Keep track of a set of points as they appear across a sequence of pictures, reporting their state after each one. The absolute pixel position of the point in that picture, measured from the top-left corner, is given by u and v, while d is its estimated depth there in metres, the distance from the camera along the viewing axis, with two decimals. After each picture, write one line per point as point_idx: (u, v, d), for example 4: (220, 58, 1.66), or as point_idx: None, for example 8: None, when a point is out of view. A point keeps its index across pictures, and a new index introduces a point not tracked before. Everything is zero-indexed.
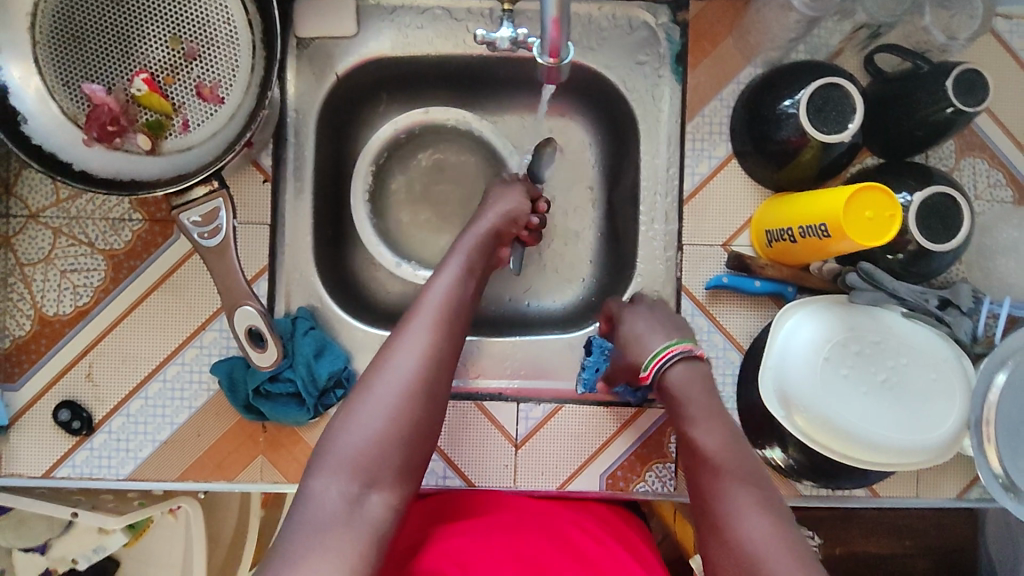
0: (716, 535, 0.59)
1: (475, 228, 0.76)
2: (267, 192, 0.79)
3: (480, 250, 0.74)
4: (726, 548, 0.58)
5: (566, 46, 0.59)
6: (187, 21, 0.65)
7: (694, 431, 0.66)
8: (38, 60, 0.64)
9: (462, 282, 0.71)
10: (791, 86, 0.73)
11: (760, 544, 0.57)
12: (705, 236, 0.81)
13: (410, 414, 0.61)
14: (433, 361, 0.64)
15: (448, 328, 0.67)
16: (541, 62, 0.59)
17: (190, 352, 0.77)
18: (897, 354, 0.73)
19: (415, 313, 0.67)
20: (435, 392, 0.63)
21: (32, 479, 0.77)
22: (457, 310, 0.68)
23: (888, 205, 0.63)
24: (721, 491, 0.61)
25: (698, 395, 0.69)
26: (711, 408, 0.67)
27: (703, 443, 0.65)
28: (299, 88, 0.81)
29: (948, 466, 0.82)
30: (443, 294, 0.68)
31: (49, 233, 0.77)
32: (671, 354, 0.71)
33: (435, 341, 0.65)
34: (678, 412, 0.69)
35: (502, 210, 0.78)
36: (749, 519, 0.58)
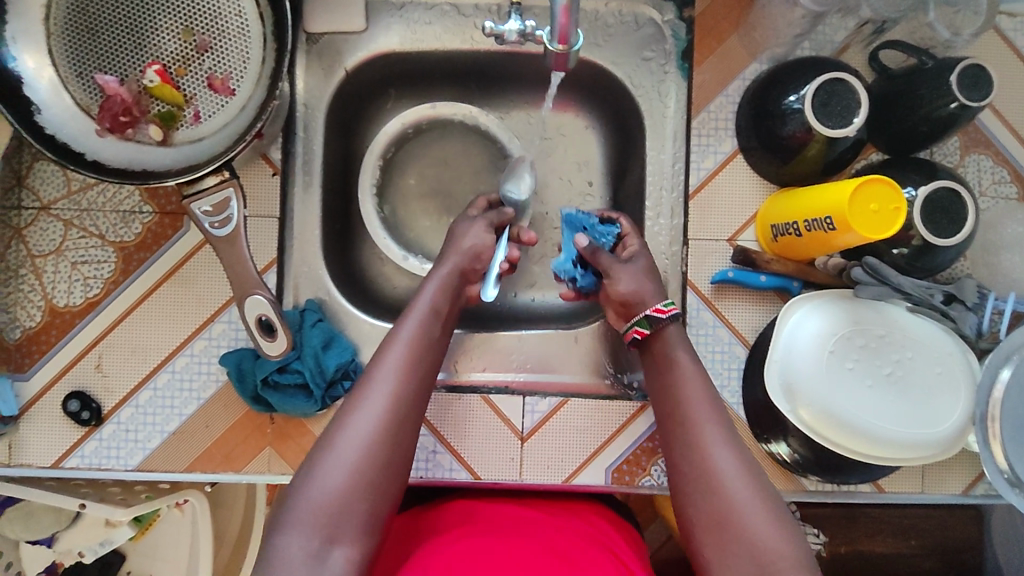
0: (687, 470, 0.61)
1: (439, 270, 0.74)
2: (277, 185, 0.79)
3: (446, 291, 0.72)
4: (696, 483, 0.60)
5: (576, 33, 0.59)
6: (199, 14, 0.66)
7: (673, 374, 0.67)
8: (52, 51, 0.64)
9: (429, 324, 0.69)
10: (796, 81, 0.73)
11: (730, 480, 0.59)
12: (711, 231, 0.81)
13: (372, 467, 0.59)
14: (398, 411, 0.62)
15: (414, 373, 0.64)
16: (551, 50, 0.59)
17: (199, 343, 0.78)
18: (902, 348, 0.73)
19: (381, 358, 0.65)
20: (399, 443, 0.61)
21: (39, 469, 0.77)
22: (424, 354, 0.66)
23: (892, 198, 0.64)
24: (694, 430, 0.63)
25: (679, 343, 0.70)
26: (690, 355, 0.69)
27: (681, 386, 0.66)
28: (308, 84, 0.82)
29: (954, 462, 0.82)
30: (408, 339, 0.66)
31: (60, 226, 0.78)
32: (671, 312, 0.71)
33: (401, 390, 0.63)
34: (659, 357, 0.69)
35: (461, 246, 0.76)
36: (721, 456, 0.61)
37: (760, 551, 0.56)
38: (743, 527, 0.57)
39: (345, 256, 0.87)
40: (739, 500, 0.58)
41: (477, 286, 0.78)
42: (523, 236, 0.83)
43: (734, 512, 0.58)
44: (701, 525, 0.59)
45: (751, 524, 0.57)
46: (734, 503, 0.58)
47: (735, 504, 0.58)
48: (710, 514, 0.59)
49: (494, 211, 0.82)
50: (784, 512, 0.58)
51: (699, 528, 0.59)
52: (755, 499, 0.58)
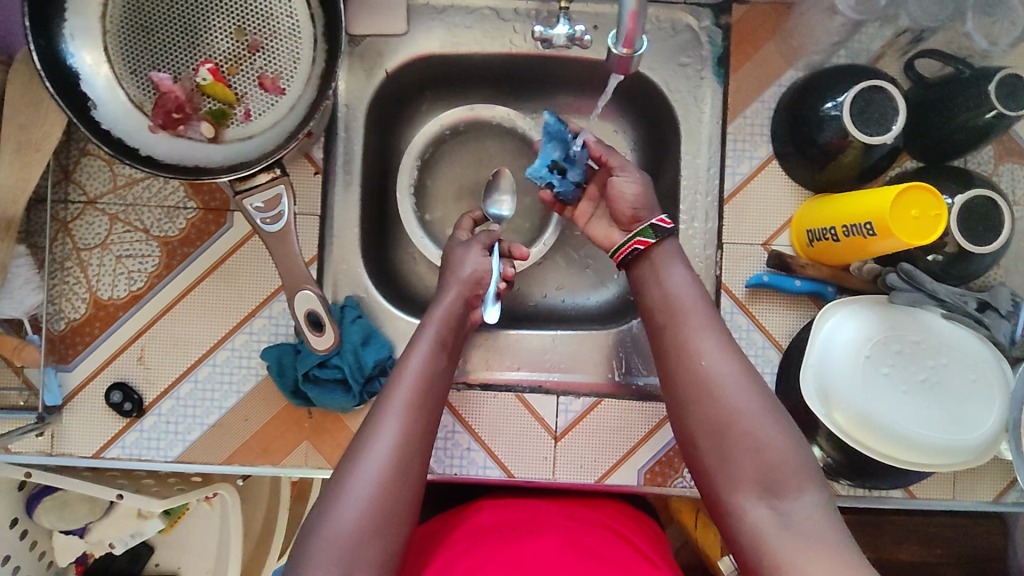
0: (688, 379, 0.64)
1: (443, 301, 0.74)
2: (318, 183, 0.81)
3: (450, 322, 0.73)
4: (697, 392, 0.63)
5: (641, 38, 0.59)
6: (252, 15, 0.68)
7: (665, 288, 0.69)
8: (109, 48, 0.66)
9: (434, 358, 0.69)
10: (833, 88, 0.74)
11: (730, 385, 0.62)
12: (745, 236, 0.83)
13: (382, 509, 0.60)
14: (407, 451, 0.62)
15: (422, 411, 0.65)
16: (614, 54, 0.60)
17: (240, 338, 0.79)
18: (937, 354, 0.73)
19: (390, 395, 0.65)
20: (407, 484, 0.62)
21: (81, 459, 0.78)
22: (431, 391, 0.67)
23: (934, 205, 0.64)
24: (690, 339, 0.65)
25: (669, 257, 0.71)
26: (683, 268, 0.71)
27: (676, 299, 0.68)
28: (350, 85, 0.83)
29: (985, 471, 0.82)
30: (415, 376, 0.67)
31: (106, 220, 0.79)
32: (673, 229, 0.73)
33: (410, 427, 0.64)
34: (650, 274, 0.71)
35: (462, 273, 0.76)
36: (720, 363, 0.63)
37: (762, 451, 0.59)
38: (744, 428, 0.60)
39: (381, 255, 0.88)
40: (740, 403, 0.61)
41: (478, 308, 0.78)
42: (513, 251, 0.82)
43: (736, 415, 0.61)
44: (704, 431, 0.62)
45: (752, 425, 0.60)
46: (735, 406, 0.61)
47: (736, 407, 0.61)
48: (712, 419, 0.62)
49: (484, 232, 0.80)
50: (781, 411, 0.62)
51: (702, 434, 0.62)
52: (755, 401, 0.61)
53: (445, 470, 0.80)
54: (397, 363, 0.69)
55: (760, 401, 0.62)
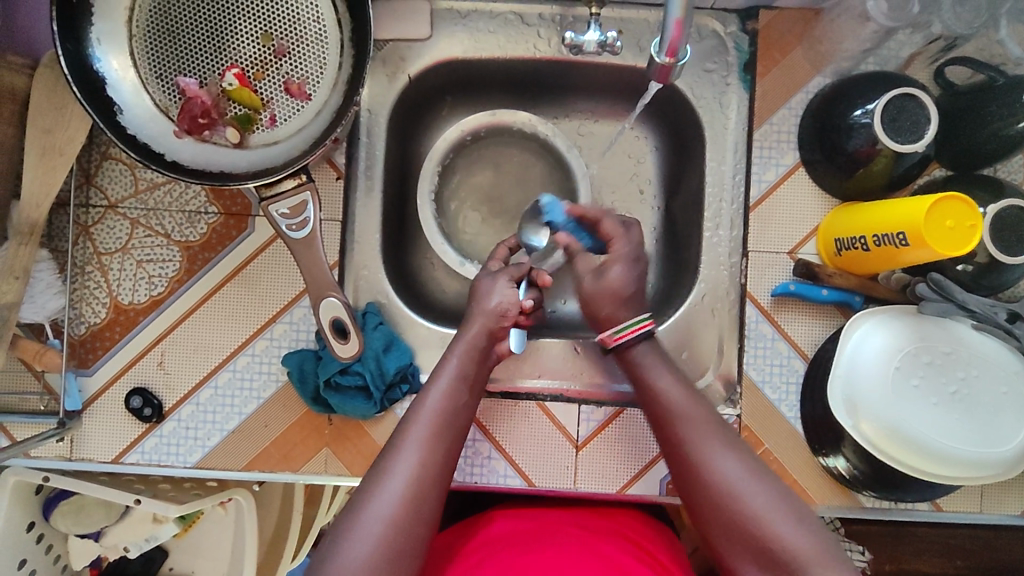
0: (695, 486, 0.64)
1: (465, 335, 0.73)
2: (340, 189, 0.81)
3: (473, 356, 0.71)
4: (706, 497, 0.63)
5: (683, 48, 0.60)
6: (279, 20, 0.67)
7: (658, 392, 0.70)
8: (135, 52, 0.66)
9: (455, 393, 0.68)
10: (864, 95, 0.73)
11: (737, 482, 0.62)
12: (770, 243, 0.82)
13: (396, 544, 0.58)
14: (423, 486, 0.61)
15: (440, 446, 0.64)
16: (657, 63, 0.61)
17: (260, 343, 0.79)
18: (968, 366, 0.72)
19: (408, 428, 0.65)
20: (422, 518, 0.60)
21: (100, 464, 0.78)
22: (450, 425, 0.66)
23: (969, 215, 0.63)
24: (691, 444, 0.66)
25: (654, 359, 0.72)
26: (663, 363, 0.72)
27: (670, 403, 0.69)
28: (373, 90, 0.82)
29: (1012, 484, 0.81)
30: (435, 410, 0.66)
31: (126, 224, 0.79)
32: (643, 329, 0.73)
33: (427, 464, 0.62)
34: (640, 378, 0.72)
35: (489, 305, 0.75)
36: (724, 463, 0.63)
37: (783, 552, 0.58)
38: (761, 531, 0.60)
39: (401, 261, 0.88)
40: (753, 504, 0.61)
41: (504, 343, 0.76)
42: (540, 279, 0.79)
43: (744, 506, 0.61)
44: (721, 537, 0.62)
45: (769, 526, 0.59)
46: (748, 507, 0.61)
47: (750, 509, 0.61)
48: (722, 513, 0.62)
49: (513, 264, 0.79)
50: (798, 507, 0.61)
51: (721, 540, 0.62)
52: (768, 500, 0.61)
53: (464, 477, 0.79)
54: (417, 396, 0.68)
55: (767, 484, 0.62)
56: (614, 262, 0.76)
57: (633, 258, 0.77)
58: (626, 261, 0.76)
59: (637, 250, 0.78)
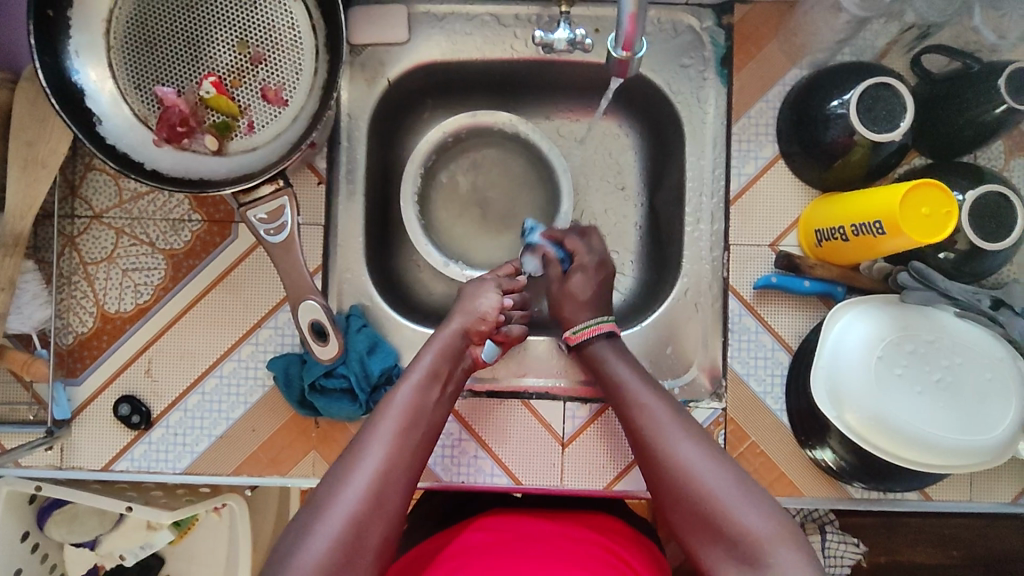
0: (655, 469, 0.66)
1: (442, 331, 0.74)
2: (322, 194, 0.82)
3: (447, 353, 0.73)
4: (666, 480, 0.65)
5: (640, 41, 0.61)
6: (254, 28, 0.68)
7: (619, 381, 0.72)
8: (113, 63, 0.66)
9: (425, 389, 0.69)
10: (840, 86, 0.73)
11: (697, 466, 0.64)
12: (752, 236, 0.82)
13: (355, 539, 0.59)
14: (387, 482, 0.62)
15: (407, 441, 0.65)
16: (614, 57, 0.62)
17: (246, 349, 0.79)
18: (951, 354, 0.72)
19: (377, 423, 0.65)
20: (385, 514, 0.61)
21: (91, 472, 0.79)
22: (419, 422, 0.67)
23: (944, 202, 0.63)
24: (650, 428, 0.68)
25: (615, 351, 0.75)
26: (623, 360, 0.75)
27: (631, 392, 0.71)
28: (352, 95, 0.83)
29: (1002, 471, 0.80)
30: (404, 406, 0.67)
31: (112, 234, 0.80)
32: (601, 329, 0.76)
33: (392, 460, 0.63)
34: (600, 370, 0.75)
35: (474, 307, 0.76)
36: (683, 447, 0.65)
37: (737, 529, 0.59)
38: (721, 514, 0.61)
39: (385, 263, 0.88)
40: (708, 484, 0.62)
41: (479, 348, 0.76)
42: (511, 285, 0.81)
43: (704, 490, 0.62)
44: (679, 517, 0.63)
45: (724, 505, 0.61)
46: (704, 486, 0.62)
47: (705, 488, 0.62)
48: (684, 498, 0.63)
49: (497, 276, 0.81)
50: (752, 485, 0.63)
51: (680, 521, 0.63)
52: (724, 480, 0.63)
53: (453, 478, 0.80)
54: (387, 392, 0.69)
55: (730, 467, 0.64)
56: (577, 271, 0.81)
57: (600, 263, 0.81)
58: (590, 268, 0.81)
59: (600, 256, 0.82)
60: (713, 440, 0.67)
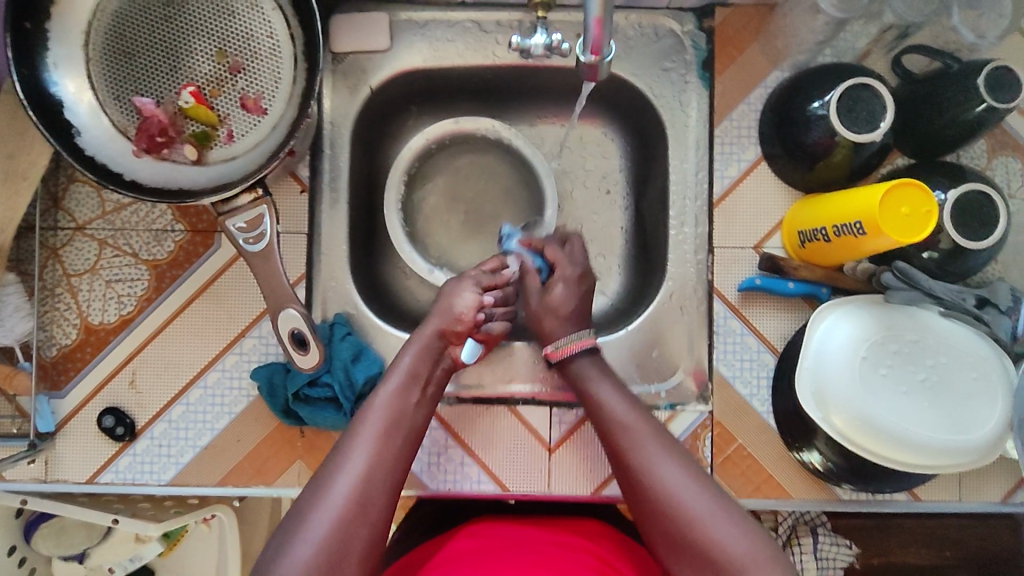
0: (640, 495, 0.65)
1: (421, 334, 0.74)
2: (305, 202, 0.81)
3: (424, 354, 0.73)
4: (650, 506, 0.63)
5: (608, 44, 0.62)
6: (233, 37, 0.68)
7: (602, 401, 0.71)
8: (92, 75, 0.66)
9: (405, 392, 0.69)
10: (820, 87, 0.73)
11: (679, 488, 0.63)
12: (736, 238, 0.82)
13: (338, 546, 0.58)
14: (369, 487, 0.61)
15: (389, 446, 0.65)
16: (584, 61, 0.62)
17: (230, 358, 0.79)
18: (936, 353, 0.72)
19: (359, 428, 0.65)
20: (370, 518, 0.60)
21: (75, 485, 0.78)
22: (400, 425, 0.67)
23: (924, 201, 0.63)
24: (633, 452, 0.66)
25: (596, 368, 0.74)
26: (603, 378, 0.73)
27: (611, 411, 0.70)
28: (334, 103, 0.83)
29: (991, 470, 0.80)
30: (384, 410, 0.67)
31: (95, 245, 0.79)
32: (580, 346, 0.75)
33: (375, 464, 0.63)
34: (581, 387, 0.73)
35: (450, 308, 0.76)
36: (668, 471, 0.64)
37: (724, 557, 0.59)
38: (705, 538, 0.60)
39: (370, 270, 0.88)
40: (694, 510, 0.61)
41: (459, 348, 0.76)
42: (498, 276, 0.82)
43: (688, 514, 0.61)
44: (664, 545, 0.62)
45: (711, 532, 0.60)
46: (690, 512, 0.61)
47: (692, 515, 0.61)
48: (667, 521, 0.62)
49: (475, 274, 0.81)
50: (736, 510, 0.62)
51: (667, 548, 0.62)
52: (709, 505, 0.62)
53: (439, 485, 0.79)
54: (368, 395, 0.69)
55: (713, 489, 0.63)
56: (559, 281, 0.79)
57: (577, 278, 0.79)
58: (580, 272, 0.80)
59: (582, 267, 0.81)
60: (695, 460, 0.66)
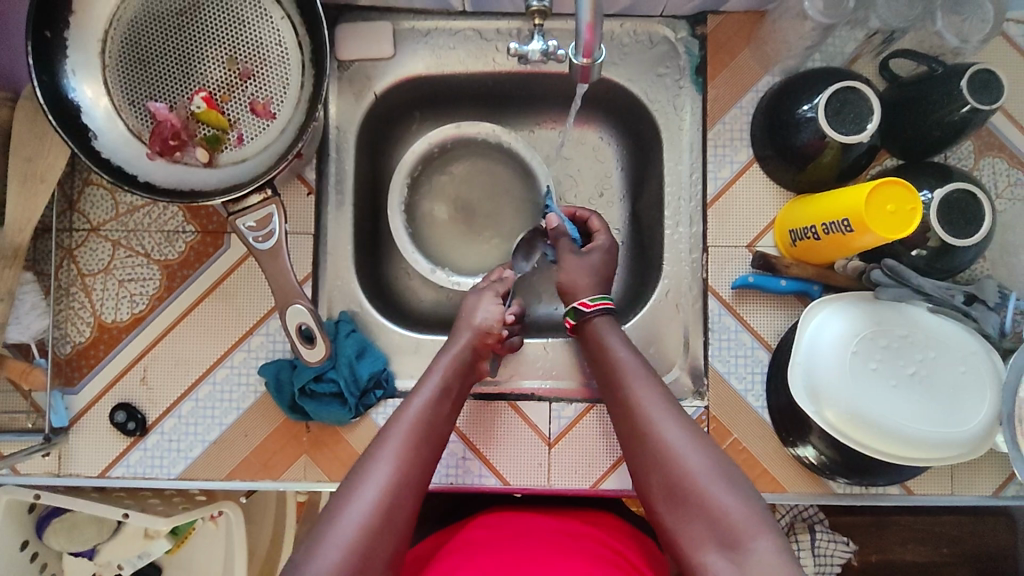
0: (639, 446, 0.67)
1: (451, 348, 0.76)
2: (312, 205, 0.84)
3: (456, 369, 0.75)
4: (648, 458, 0.65)
5: (600, 47, 0.64)
6: (243, 45, 0.71)
7: (614, 358, 0.73)
8: (108, 81, 0.69)
9: (436, 405, 0.71)
10: (809, 91, 0.75)
11: (679, 445, 0.64)
12: (730, 237, 0.84)
13: (367, 548, 0.60)
14: (398, 493, 0.63)
15: (418, 455, 0.66)
16: (576, 64, 0.64)
17: (238, 355, 0.81)
18: (925, 347, 0.73)
19: (386, 439, 0.67)
20: (397, 528, 0.62)
21: (88, 479, 0.80)
22: (429, 437, 0.68)
23: (908, 199, 0.65)
24: (638, 408, 0.68)
25: (612, 328, 0.76)
26: (619, 337, 0.75)
27: (622, 368, 0.72)
28: (340, 108, 0.86)
29: (983, 464, 0.82)
30: (413, 422, 0.68)
31: (108, 246, 0.82)
32: (601, 306, 0.77)
33: (402, 474, 0.64)
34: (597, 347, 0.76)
35: (476, 320, 0.78)
36: (667, 426, 0.66)
37: (713, 508, 0.60)
38: (699, 493, 0.61)
39: (375, 271, 0.91)
40: (688, 465, 0.63)
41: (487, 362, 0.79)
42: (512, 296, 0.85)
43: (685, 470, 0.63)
44: (658, 496, 0.64)
45: (703, 485, 0.62)
46: (684, 466, 0.63)
47: (686, 469, 0.63)
48: (666, 475, 0.64)
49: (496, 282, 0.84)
50: (728, 468, 0.63)
51: (660, 500, 0.64)
52: (706, 464, 0.63)
53: (441, 480, 0.81)
54: (399, 405, 0.71)
55: (713, 450, 0.65)
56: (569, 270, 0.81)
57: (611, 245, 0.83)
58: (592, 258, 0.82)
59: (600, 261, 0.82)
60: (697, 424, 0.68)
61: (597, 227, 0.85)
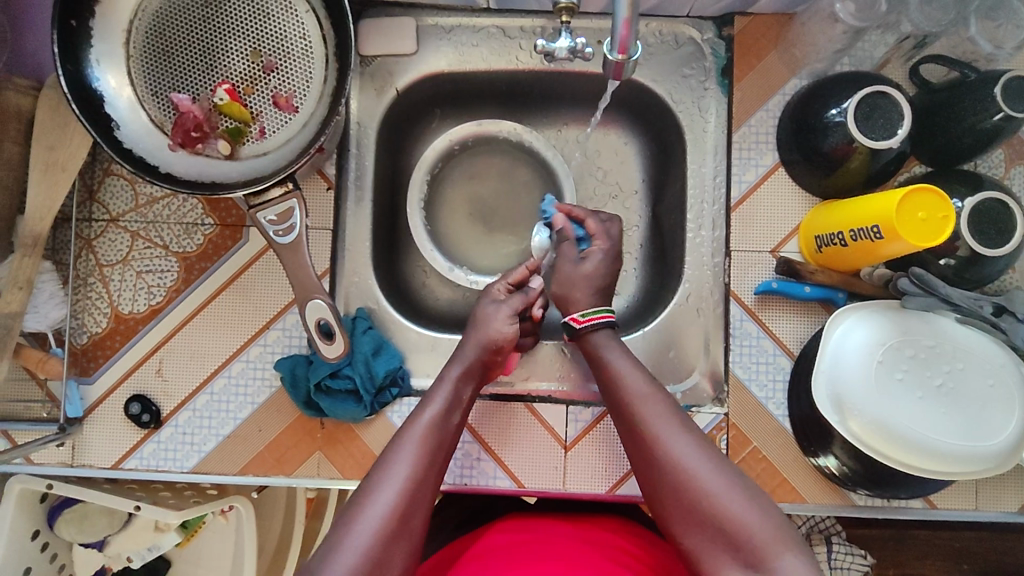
0: (647, 462, 0.63)
1: (462, 355, 0.75)
2: (331, 200, 0.83)
3: (467, 376, 0.74)
4: (659, 475, 0.62)
5: (634, 45, 0.63)
6: (267, 38, 0.71)
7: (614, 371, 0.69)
8: (132, 71, 0.69)
9: (448, 412, 0.70)
10: (838, 94, 0.74)
11: (689, 461, 0.61)
12: (753, 242, 0.83)
13: (379, 557, 0.58)
14: (413, 497, 0.62)
15: (433, 462, 0.65)
16: (611, 60, 0.63)
17: (254, 350, 0.81)
18: (953, 359, 0.71)
19: (400, 445, 0.66)
20: (410, 534, 0.61)
21: (100, 470, 0.80)
22: (442, 444, 0.67)
23: (940, 205, 0.64)
24: (642, 422, 0.65)
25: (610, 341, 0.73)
26: (619, 349, 0.72)
27: (622, 381, 0.68)
28: (361, 103, 0.85)
29: (1009, 480, 0.80)
30: (428, 427, 0.67)
31: (127, 237, 0.82)
32: (600, 319, 0.74)
33: (416, 479, 0.63)
34: (597, 358, 0.72)
35: (489, 325, 0.77)
36: (676, 442, 0.62)
37: (730, 522, 0.57)
38: (716, 511, 0.58)
39: (392, 269, 0.90)
40: (703, 481, 0.59)
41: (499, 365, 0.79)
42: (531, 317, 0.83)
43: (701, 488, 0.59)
44: (673, 516, 0.60)
45: (724, 502, 0.58)
46: (703, 486, 0.59)
47: (701, 486, 0.59)
48: (679, 495, 0.60)
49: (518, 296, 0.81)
50: (749, 484, 0.60)
51: (676, 518, 0.60)
52: (723, 483, 0.59)
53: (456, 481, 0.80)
54: (413, 411, 0.70)
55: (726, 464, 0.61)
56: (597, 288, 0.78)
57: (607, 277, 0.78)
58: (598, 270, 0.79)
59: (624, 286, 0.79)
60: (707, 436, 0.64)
61: (596, 230, 0.82)
